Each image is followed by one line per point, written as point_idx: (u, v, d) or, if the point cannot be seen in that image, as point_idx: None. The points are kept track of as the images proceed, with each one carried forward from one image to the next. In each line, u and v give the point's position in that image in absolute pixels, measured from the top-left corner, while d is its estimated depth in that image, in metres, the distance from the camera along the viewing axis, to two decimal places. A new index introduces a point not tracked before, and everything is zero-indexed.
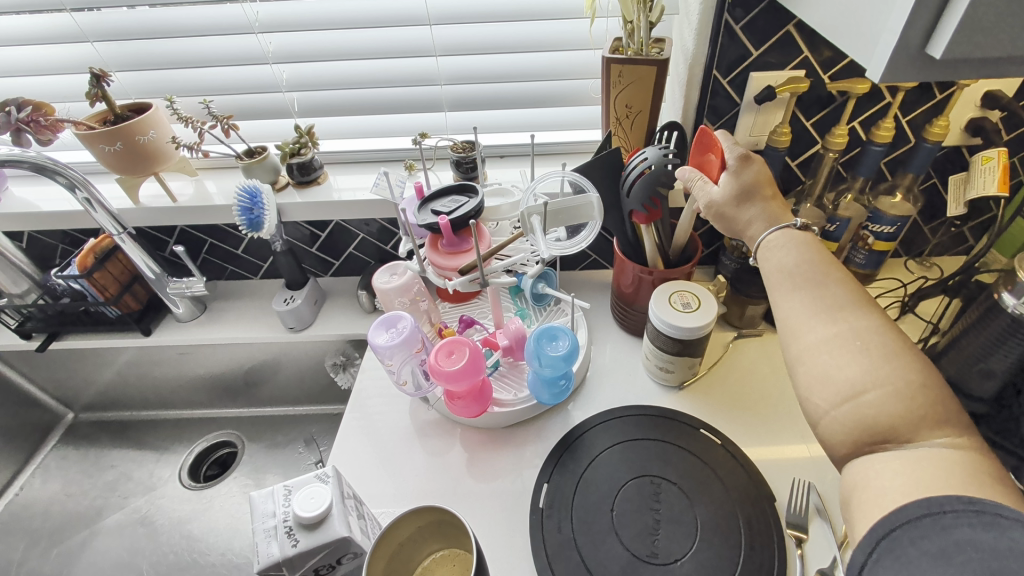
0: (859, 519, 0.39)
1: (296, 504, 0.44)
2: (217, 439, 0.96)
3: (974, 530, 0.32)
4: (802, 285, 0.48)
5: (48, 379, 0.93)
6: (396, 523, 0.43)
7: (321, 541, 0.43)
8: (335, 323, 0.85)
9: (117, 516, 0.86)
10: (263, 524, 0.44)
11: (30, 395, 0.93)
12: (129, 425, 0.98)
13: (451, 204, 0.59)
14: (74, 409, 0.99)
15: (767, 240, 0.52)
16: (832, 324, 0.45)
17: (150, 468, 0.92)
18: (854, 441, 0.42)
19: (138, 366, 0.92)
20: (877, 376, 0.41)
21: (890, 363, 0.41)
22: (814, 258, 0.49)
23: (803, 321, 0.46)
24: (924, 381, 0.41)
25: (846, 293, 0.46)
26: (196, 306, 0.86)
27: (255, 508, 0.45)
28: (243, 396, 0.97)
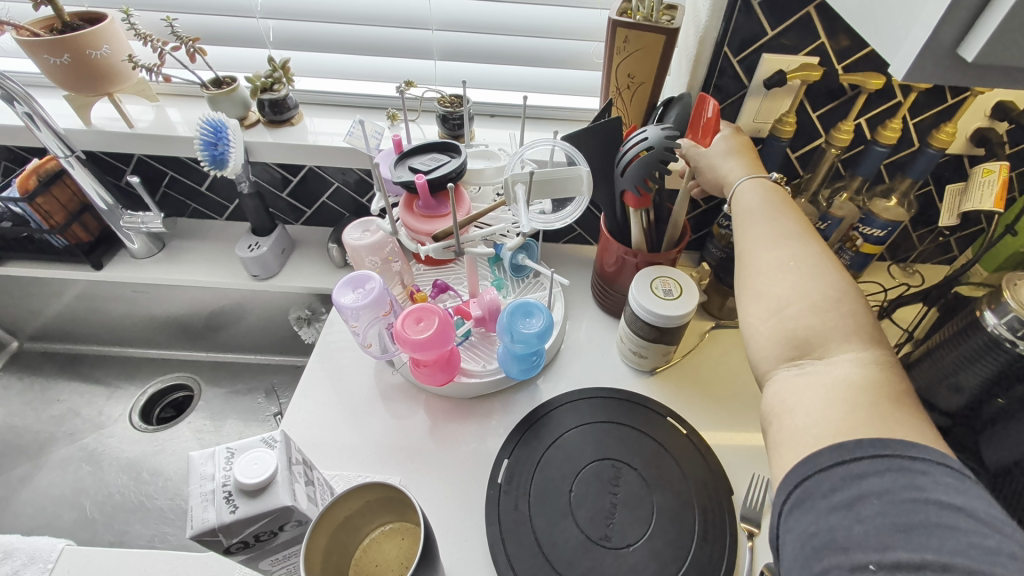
0: (776, 448, 0.39)
1: (237, 469, 0.41)
2: (173, 382, 0.93)
3: (882, 480, 0.32)
4: (755, 216, 0.49)
5: None
6: (338, 501, 0.41)
7: (262, 509, 0.41)
8: (302, 274, 0.81)
9: (61, 451, 0.83)
10: (200, 488, 0.41)
11: None
12: (79, 360, 0.94)
13: (430, 162, 0.55)
14: (20, 338, 0.93)
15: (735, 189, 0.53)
16: (774, 250, 0.45)
17: (99, 406, 0.89)
18: (778, 356, 0.41)
19: (90, 300, 0.87)
20: (804, 291, 0.41)
21: (819, 283, 0.41)
22: (772, 197, 0.50)
23: (752, 249, 0.47)
24: (851, 302, 0.41)
25: (795, 224, 0.47)
26: (154, 243, 0.81)
27: (193, 470, 0.42)
28: (203, 339, 0.94)
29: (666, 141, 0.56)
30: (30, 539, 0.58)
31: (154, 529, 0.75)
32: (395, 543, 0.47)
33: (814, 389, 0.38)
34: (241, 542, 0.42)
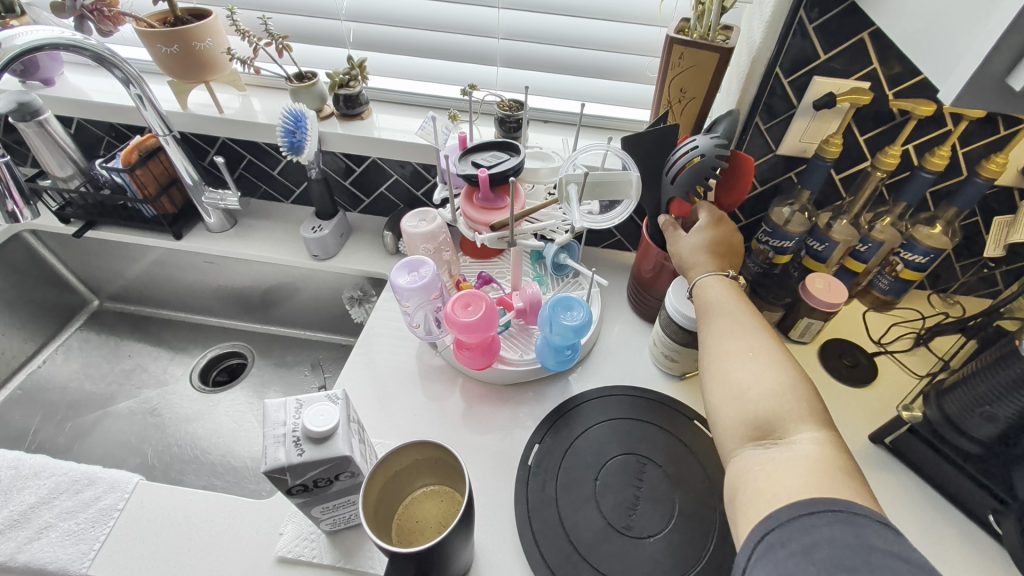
0: (740, 507, 0.41)
1: (306, 418, 0.46)
2: (230, 348, 1.00)
3: (832, 530, 0.35)
4: (718, 312, 0.53)
5: (80, 264, 0.97)
6: (396, 452, 0.48)
7: (325, 455, 0.45)
8: (357, 258, 0.87)
9: (128, 403, 0.91)
10: (273, 431, 0.47)
11: (62, 276, 0.98)
12: (149, 321, 1.03)
13: (492, 159, 0.60)
14: (100, 297, 1.03)
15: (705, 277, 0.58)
16: (733, 339, 0.49)
17: (164, 364, 0.97)
18: (740, 439, 0.44)
19: (166, 267, 0.95)
20: (760, 379, 0.45)
21: (773, 370, 0.45)
22: (732, 295, 0.55)
23: (715, 340, 0.51)
24: (805, 389, 0.45)
25: (749, 317, 0.51)
26: (227, 219, 0.89)
27: (267, 415, 0.48)
28: (259, 312, 1.01)
29: (718, 150, 0.59)
30: (111, 469, 0.64)
31: (206, 480, 0.81)
32: (436, 503, 0.52)
33: (780, 467, 0.40)
34: (301, 485, 0.47)
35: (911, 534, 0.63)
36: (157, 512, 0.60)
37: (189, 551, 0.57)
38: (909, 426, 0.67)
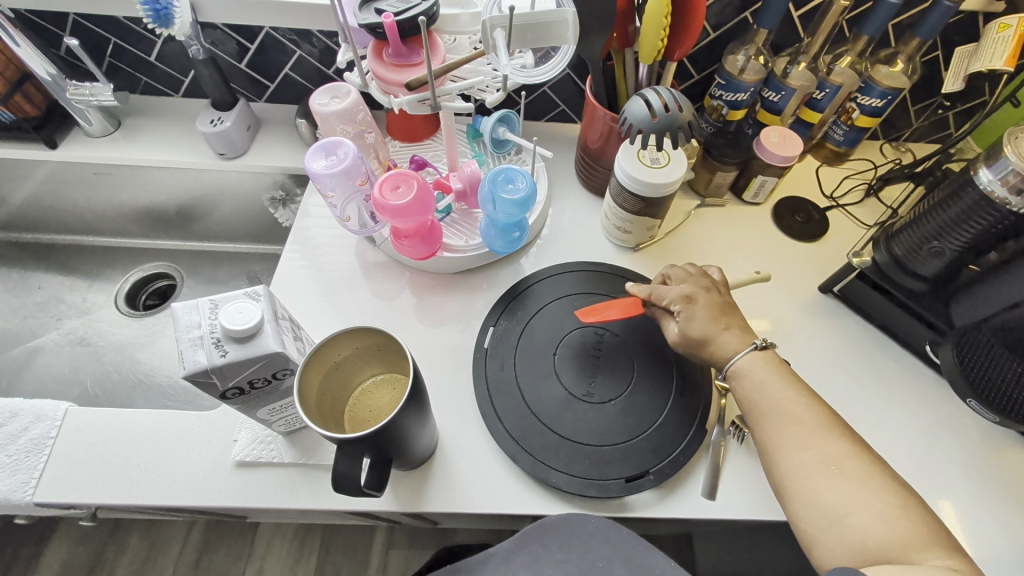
0: None
1: (223, 316, 0.41)
2: (154, 271, 0.92)
3: None
4: (768, 413, 0.49)
5: None
6: (332, 340, 0.44)
7: (252, 354, 0.41)
8: (272, 153, 0.77)
9: (52, 336, 0.83)
10: (187, 335, 0.41)
11: None
12: (53, 249, 0.92)
13: (399, 4, 0.50)
14: None
15: (741, 362, 0.53)
16: (805, 450, 0.45)
17: (83, 293, 0.88)
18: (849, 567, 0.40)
19: (54, 185, 0.83)
20: (860, 500, 0.41)
21: (866, 487, 0.42)
22: (775, 379, 0.51)
23: (781, 455, 0.47)
24: (900, 492, 0.42)
25: (810, 414, 0.48)
26: (109, 121, 0.76)
27: (177, 319, 0.42)
28: (178, 228, 0.91)
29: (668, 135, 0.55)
30: (33, 398, 0.59)
31: (156, 402, 0.77)
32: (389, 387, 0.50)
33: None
34: (233, 390, 0.43)
35: (856, 373, 0.66)
36: (95, 436, 0.56)
37: (140, 468, 0.54)
38: (858, 272, 0.67)
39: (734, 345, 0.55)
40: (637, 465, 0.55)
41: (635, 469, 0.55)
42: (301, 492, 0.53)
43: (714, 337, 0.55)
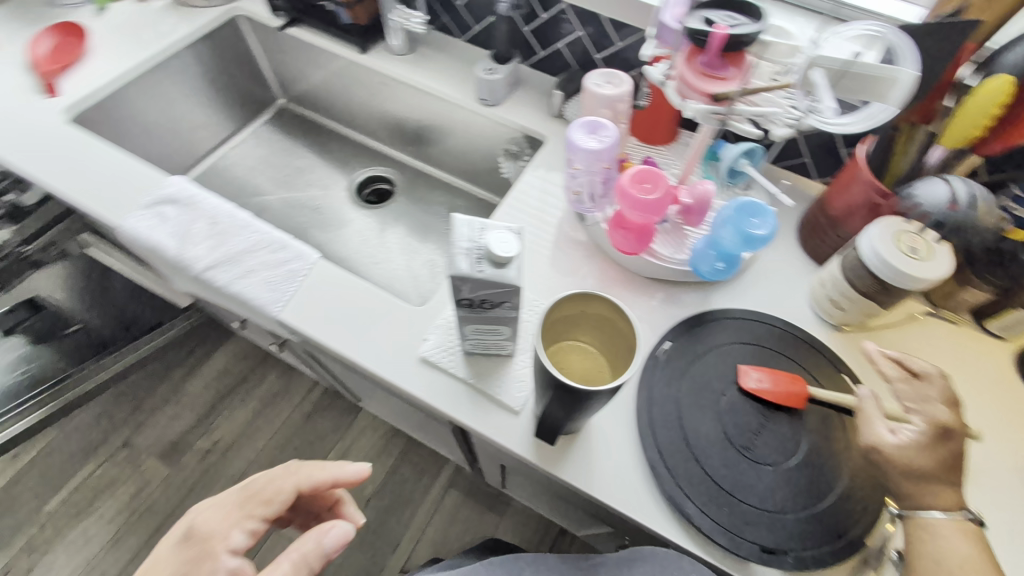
0: None
1: (494, 238, 0.46)
2: (381, 173, 1.07)
3: None
4: None
5: (275, 62, 1.05)
6: (580, 296, 0.49)
7: (503, 278, 0.46)
8: (518, 113, 0.85)
9: (296, 196, 1.01)
10: (459, 243, 0.48)
11: (260, 71, 1.06)
12: (319, 129, 1.10)
13: (728, 18, 0.50)
14: (285, 98, 1.11)
15: (944, 522, 0.48)
16: None
17: (328, 172, 1.05)
18: None
19: (345, 81, 0.99)
20: None
21: None
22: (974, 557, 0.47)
23: None
24: None
25: None
26: (408, 45, 0.91)
27: (454, 228, 0.48)
28: (415, 145, 1.04)
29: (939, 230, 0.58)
30: (269, 227, 0.67)
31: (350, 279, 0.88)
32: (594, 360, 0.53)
33: None
34: (465, 301, 0.50)
35: None
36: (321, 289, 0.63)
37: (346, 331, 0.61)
38: None
39: (944, 501, 0.48)
40: (775, 541, 0.53)
41: (773, 543, 0.53)
42: (464, 408, 0.57)
43: (929, 481, 0.49)
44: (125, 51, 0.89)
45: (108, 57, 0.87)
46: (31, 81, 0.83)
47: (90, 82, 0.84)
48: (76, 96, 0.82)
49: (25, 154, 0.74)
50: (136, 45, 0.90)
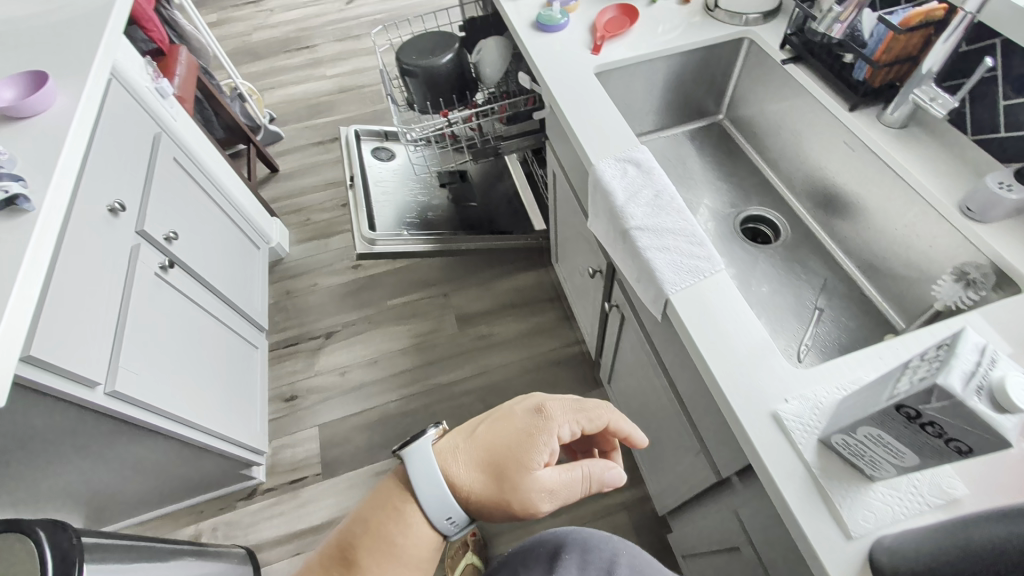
0: None
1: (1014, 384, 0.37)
2: (772, 218, 1.10)
3: None
4: None
5: (743, 87, 1.17)
6: None
7: (992, 427, 0.37)
8: (1006, 240, 0.71)
9: (693, 199, 1.12)
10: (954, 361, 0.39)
11: (724, 89, 1.21)
12: (739, 156, 1.22)
13: None
14: (723, 115, 1.26)
15: None
16: None
17: (726, 193, 1.14)
18: None
19: (804, 128, 1.04)
20: None
21: None
22: None
23: None
24: None
25: None
26: (905, 121, 0.86)
27: (955, 341, 0.40)
28: (821, 212, 1.05)
29: None
30: (694, 222, 0.75)
31: None
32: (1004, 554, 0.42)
33: None
34: (905, 409, 0.41)
35: None
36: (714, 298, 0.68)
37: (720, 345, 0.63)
38: None
39: None
40: None
41: None
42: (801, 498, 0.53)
43: None
44: (658, 36, 1.07)
45: (645, 36, 1.07)
46: (588, 37, 1.08)
47: (624, 49, 1.05)
48: (612, 55, 1.04)
49: (564, 86, 0.98)
50: (666, 35, 1.08)
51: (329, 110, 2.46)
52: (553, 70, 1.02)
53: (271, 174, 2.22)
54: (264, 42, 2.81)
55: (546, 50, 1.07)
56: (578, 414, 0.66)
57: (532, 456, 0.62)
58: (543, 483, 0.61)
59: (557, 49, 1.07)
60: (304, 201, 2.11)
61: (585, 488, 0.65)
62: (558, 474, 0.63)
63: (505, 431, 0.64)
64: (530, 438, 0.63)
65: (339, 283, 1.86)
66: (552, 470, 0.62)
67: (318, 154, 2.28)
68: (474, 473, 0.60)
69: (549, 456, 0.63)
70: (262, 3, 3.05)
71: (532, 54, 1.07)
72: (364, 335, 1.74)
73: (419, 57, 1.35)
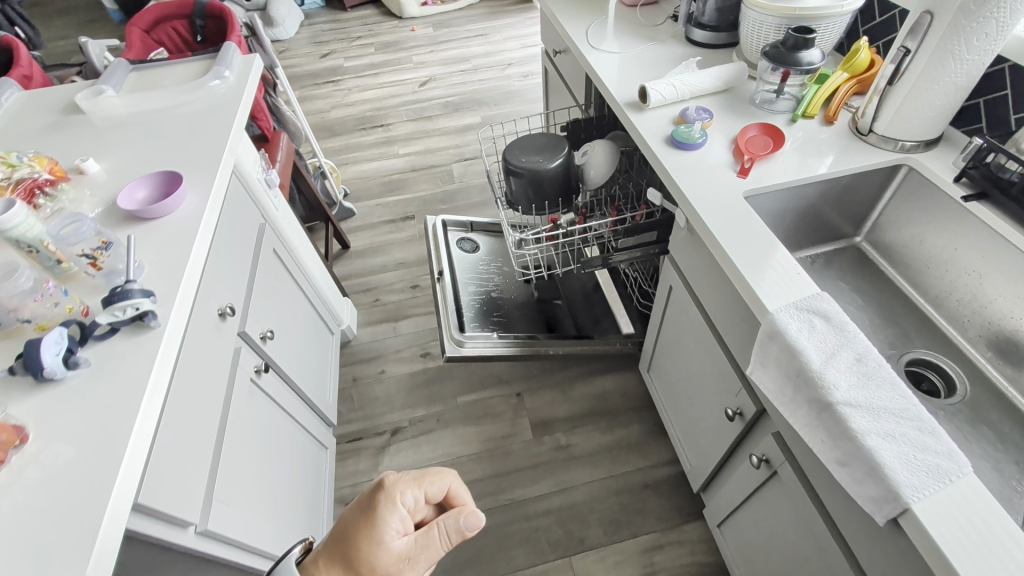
0: None
1: None
2: (944, 368, 0.94)
3: None
4: None
5: (893, 213, 1.07)
6: None
7: None
8: None
9: None
10: None
11: (868, 213, 1.10)
12: (885, 286, 1.08)
13: None
14: (863, 237, 1.14)
15: None
16: None
17: (880, 331, 1.01)
18: None
19: (983, 270, 0.91)
20: None
21: None
22: None
23: None
24: None
25: None
26: None
27: None
28: (1006, 363, 0.90)
29: None
30: (918, 401, 0.63)
31: None
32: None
33: None
34: None
35: None
36: (970, 514, 0.56)
37: None
38: None
39: None
40: None
41: None
42: None
43: None
44: (807, 161, 1.00)
45: (793, 162, 1.00)
46: (729, 159, 1.02)
47: (773, 176, 0.98)
48: (762, 181, 0.97)
49: (713, 218, 0.92)
50: (817, 161, 1.00)
51: (401, 188, 2.48)
52: (699, 197, 0.97)
53: (342, 250, 2.20)
54: (340, 120, 2.92)
55: (686, 172, 1.01)
56: (420, 480, 0.59)
57: (381, 531, 0.55)
58: (393, 552, 0.54)
59: (700, 172, 1.01)
60: (373, 281, 2.07)
61: (446, 543, 0.57)
62: (413, 539, 0.56)
63: (350, 515, 0.57)
64: (369, 517, 0.56)
65: (407, 374, 1.76)
66: (407, 537, 0.56)
67: (389, 232, 2.26)
68: (319, 572, 0.53)
69: (403, 522, 0.56)
70: (341, 83, 3.22)
71: (671, 176, 1.01)
72: (432, 436, 1.61)
73: (529, 160, 1.31)
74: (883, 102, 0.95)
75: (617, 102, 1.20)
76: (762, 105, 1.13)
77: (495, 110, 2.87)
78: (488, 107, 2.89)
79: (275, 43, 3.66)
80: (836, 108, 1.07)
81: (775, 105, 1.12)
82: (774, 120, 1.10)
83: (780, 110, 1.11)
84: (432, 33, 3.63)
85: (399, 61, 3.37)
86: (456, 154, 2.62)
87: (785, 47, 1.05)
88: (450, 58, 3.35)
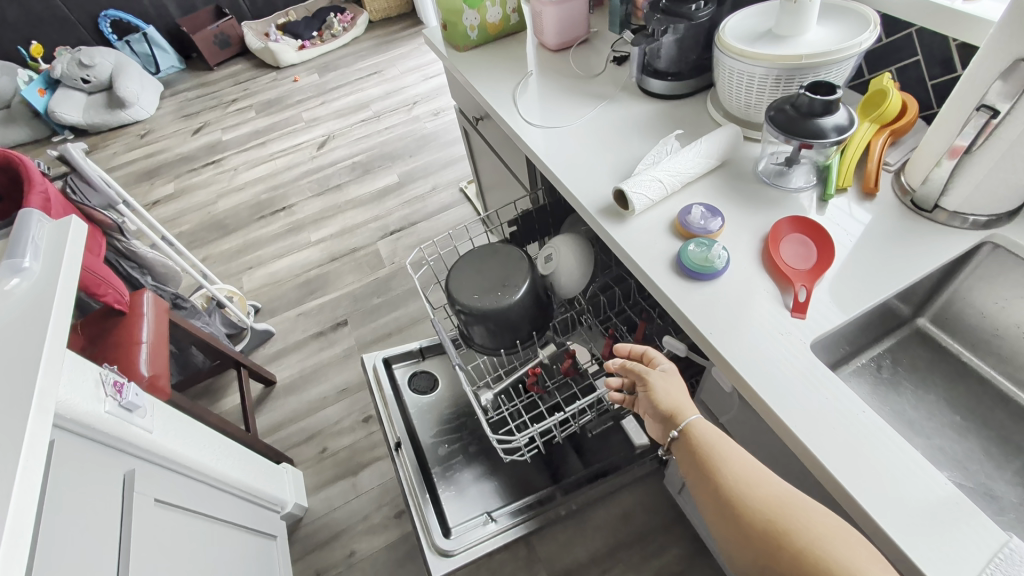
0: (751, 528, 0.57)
1: None
2: None
3: None
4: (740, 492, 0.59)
5: (971, 293, 0.81)
6: None
7: None
8: None
9: (957, 479, 0.75)
10: None
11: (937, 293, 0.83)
12: (974, 383, 0.84)
13: None
14: (926, 318, 0.87)
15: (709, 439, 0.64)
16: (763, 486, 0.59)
17: (996, 460, 0.76)
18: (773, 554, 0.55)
19: None
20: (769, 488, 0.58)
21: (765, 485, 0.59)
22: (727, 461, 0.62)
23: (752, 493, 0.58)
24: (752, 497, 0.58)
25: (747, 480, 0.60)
26: None
27: None
28: None
29: None
30: None
31: None
32: (784, 556, 0.54)
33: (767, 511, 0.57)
34: None
35: None
36: None
37: None
38: None
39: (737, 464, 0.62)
40: None
41: None
42: None
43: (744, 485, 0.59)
44: (863, 271, 0.73)
45: (855, 271, 0.73)
46: (771, 284, 0.73)
47: (838, 303, 0.70)
48: (826, 316, 0.69)
49: (784, 399, 0.64)
50: (885, 271, 0.72)
51: (322, 286, 2.07)
52: (751, 361, 0.67)
53: (267, 388, 1.79)
54: (231, 212, 2.45)
55: (717, 317, 0.72)
56: None
57: None
58: None
59: (735, 314, 0.72)
60: (315, 424, 1.69)
61: None
62: None
63: None
64: None
65: (383, 547, 1.41)
66: None
67: (320, 350, 1.88)
68: None
69: None
70: (223, 163, 2.73)
71: (700, 330, 0.71)
72: None
73: (482, 294, 0.98)
74: (955, 175, 0.70)
75: (585, 208, 0.89)
76: (775, 181, 0.85)
77: (411, 163, 2.48)
78: (402, 161, 2.50)
79: (134, 125, 3.09)
80: (875, 174, 0.80)
81: (792, 179, 0.85)
82: (799, 205, 0.82)
83: (799, 184, 0.84)
84: (318, 79, 3.16)
85: (287, 121, 2.90)
86: (378, 228, 2.23)
87: (796, 112, 0.77)
88: (345, 106, 2.91)
